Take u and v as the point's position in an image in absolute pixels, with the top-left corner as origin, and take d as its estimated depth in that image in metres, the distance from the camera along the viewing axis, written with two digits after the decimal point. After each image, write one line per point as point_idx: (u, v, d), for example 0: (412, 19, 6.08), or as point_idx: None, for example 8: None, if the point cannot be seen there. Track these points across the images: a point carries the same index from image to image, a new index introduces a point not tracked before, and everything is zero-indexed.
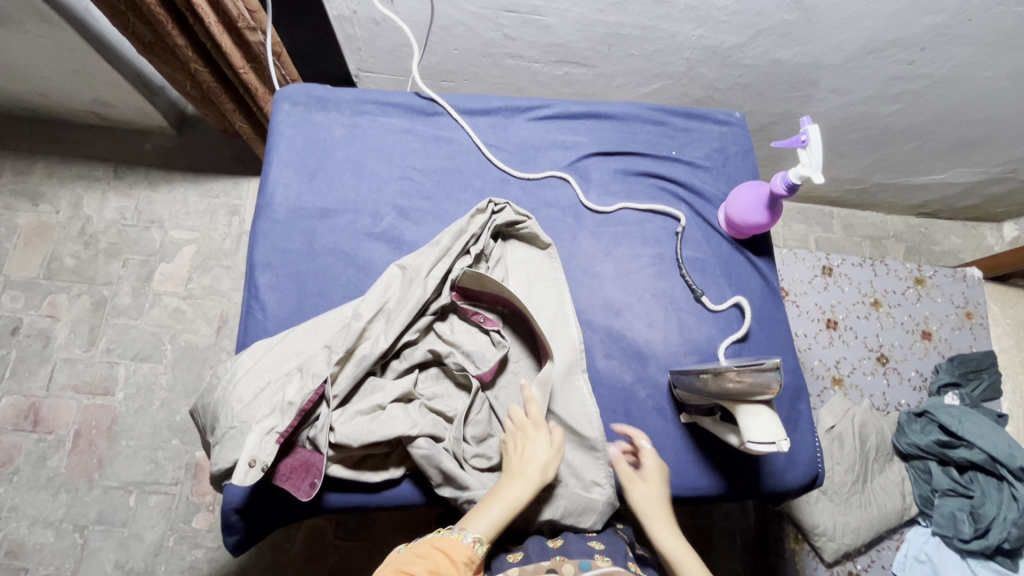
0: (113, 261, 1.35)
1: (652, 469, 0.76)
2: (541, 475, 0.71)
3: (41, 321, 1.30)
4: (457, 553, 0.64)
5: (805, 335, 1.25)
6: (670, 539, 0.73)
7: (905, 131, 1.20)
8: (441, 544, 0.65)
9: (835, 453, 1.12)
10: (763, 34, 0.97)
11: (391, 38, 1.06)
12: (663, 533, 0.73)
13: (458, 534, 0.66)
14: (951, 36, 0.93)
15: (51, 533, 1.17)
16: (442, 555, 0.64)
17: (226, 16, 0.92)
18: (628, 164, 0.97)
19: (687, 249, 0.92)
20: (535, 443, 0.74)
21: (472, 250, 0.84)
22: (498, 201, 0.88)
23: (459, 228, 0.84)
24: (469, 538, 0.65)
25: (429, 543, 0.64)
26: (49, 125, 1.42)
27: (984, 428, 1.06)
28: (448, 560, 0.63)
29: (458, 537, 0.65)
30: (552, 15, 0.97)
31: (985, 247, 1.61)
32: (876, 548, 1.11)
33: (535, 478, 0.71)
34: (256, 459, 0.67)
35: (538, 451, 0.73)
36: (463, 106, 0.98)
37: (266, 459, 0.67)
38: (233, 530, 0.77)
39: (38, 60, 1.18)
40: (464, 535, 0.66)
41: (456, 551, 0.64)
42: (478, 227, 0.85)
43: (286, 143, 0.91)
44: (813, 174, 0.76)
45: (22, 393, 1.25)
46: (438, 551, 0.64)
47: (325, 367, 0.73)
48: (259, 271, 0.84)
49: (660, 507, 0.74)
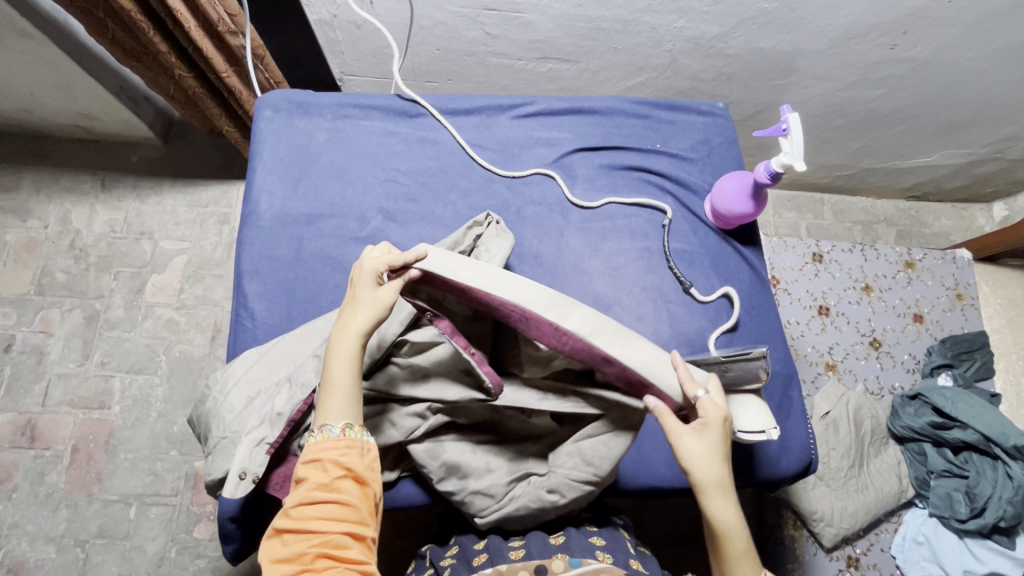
0: (104, 274, 1.34)
1: (727, 423, 0.63)
2: (366, 321, 0.62)
3: (34, 337, 1.30)
4: (332, 451, 0.59)
5: (798, 323, 1.25)
6: (725, 510, 0.61)
7: (890, 115, 1.20)
8: (313, 454, 0.59)
9: (830, 439, 1.13)
10: (744, 24, 0.97)
11: (373, 40, 1.06)
12: (717, 503, 0.61)
13: (323, 433, 0.60)
14: (932, 19, 0.94)
15: (52, 549, 1.17)
16: (317, 466, 0.58)
17: (207, 21, 0.92)
18: (613, 158, 0.97)
19: (674, 241, 0.93)
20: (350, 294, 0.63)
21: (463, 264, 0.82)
22: (497, 220, 0.85)
23: (452, 240, 0.81)
24: (336, 431, 0.60)
25: (303, 463, 0.59)
26: (35, 140, 1.41)
27: (977, 408, 1.07)
28: (328, 461, 0.58)
29: (324, 436, 0.60)
30: (532, 11, 0.97)
31: (976, 228, 1.61)
32: (875, 532, 1.12)
33: (362, 327, 0.62)
34: (246, 471, 0.68)
35: (359, 300, 0.63)
36: (446, 106, 0.97)
37: (256, 471, 0.68)
38: (230, 539, 0.78)
39: (20, 75, 1.18)
40: (329, 430, 0.60)
41: (328, 450, 0.59)
42: (472, 241, 0.82)
43: (269, 150, 0.91)
44: (795, 162, 0.78)
45: (17, 411, 1.25)
46: (314, 463, 0.58)
47: (314, 377, 0.72)
48: (246, 279, 0.85)
49: (718, 467, 0.62)
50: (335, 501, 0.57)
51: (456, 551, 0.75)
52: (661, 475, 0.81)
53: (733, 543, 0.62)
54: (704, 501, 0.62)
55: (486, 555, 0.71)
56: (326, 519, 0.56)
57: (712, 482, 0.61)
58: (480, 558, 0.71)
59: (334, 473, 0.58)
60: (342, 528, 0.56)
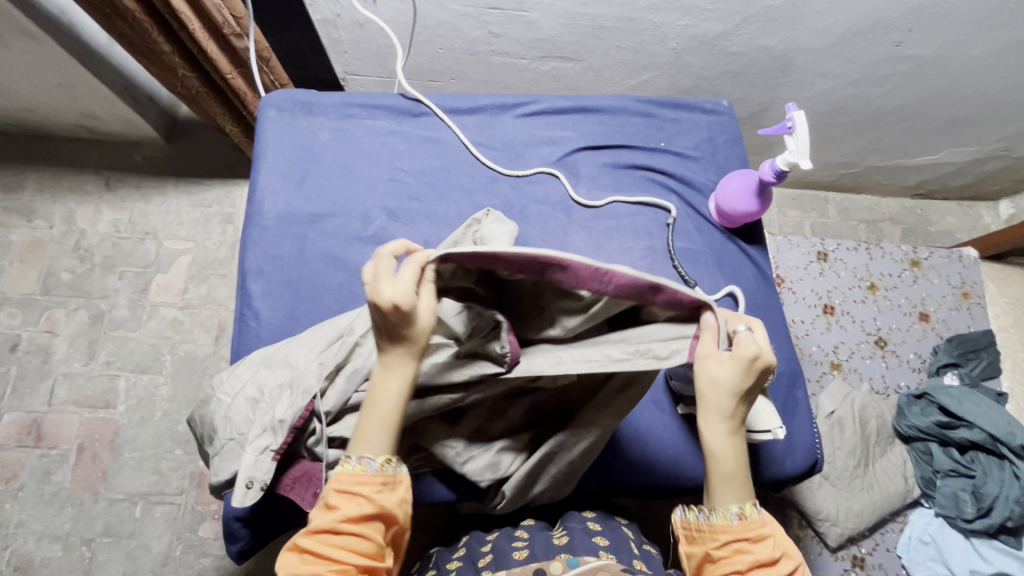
0: (109, 274, 1.35)
1: (758, 362, 0.56)
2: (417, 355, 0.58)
3: (39, 337, 1.30)
4: (366, 486, 0.57)
5: (803, 322, 1.24)
6: (716, 433, 0.59)
7: (896, 113, 1.19)
8: (345, 483, 0.58)
9: (835, 439, 1.12)
10: (748, 22, 0.97)
11: (376, 40, 1.06)
12: (713, 426, 0.59)
13: (361, 464, 0.58)
14: (937, 16, 0.93)
15: (58, 547, 1.18)
16: (349, 498, 0.57)
17: (212, 23, 0.92)
18: (617, 157, 0.97)
19: (678, 240, 0.92)
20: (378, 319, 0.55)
21: None
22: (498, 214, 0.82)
23: (452, 239, 0.78)
24: (375, 466, 0.58)
25: (335, 489, 0.57)
26: (39, 141, 1.41)
27: (984, 407, 1.06)
28: (360, 496, 0.57)
29: (361, 468, 0.58)
30: (536, 10, 0.97)
31: (982, 226, 1.60)
32: (880, 531, 1.12)
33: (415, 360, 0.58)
34: (253, 479, 0.68)
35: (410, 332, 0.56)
36: (449, 105, 0.97)
37: (263, 479, 0.69)
38: (236, 538, 0.78)
39: (23, 75, 1.18)
40: (368, 464, 0.58)
41: (364, 485, 0.57)
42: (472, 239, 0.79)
43: (272, 149, 0.91)
44: (801, 160, 0.77)
45: (24, 410, 1.26)
46: (345, 494, 0.57)
47: (315, 382, 0.70)
48: (250, 278, 0.85)
49: (725, 396, 0.58)
50: (362, 536, 0.57)
51: (463, 552, 0.75)
52: (665, 475, 0.82)
53: (719, 468, 0.60)
54: (702, 419, 0.60)
55: (491, 557, 0.71)
56: (350, 550, 0.56)
57: (720, 407, 0.58)
58: (485, 559, 0.71)
59: (364, 509, 0.57)
60: (358, 564, 0.57)
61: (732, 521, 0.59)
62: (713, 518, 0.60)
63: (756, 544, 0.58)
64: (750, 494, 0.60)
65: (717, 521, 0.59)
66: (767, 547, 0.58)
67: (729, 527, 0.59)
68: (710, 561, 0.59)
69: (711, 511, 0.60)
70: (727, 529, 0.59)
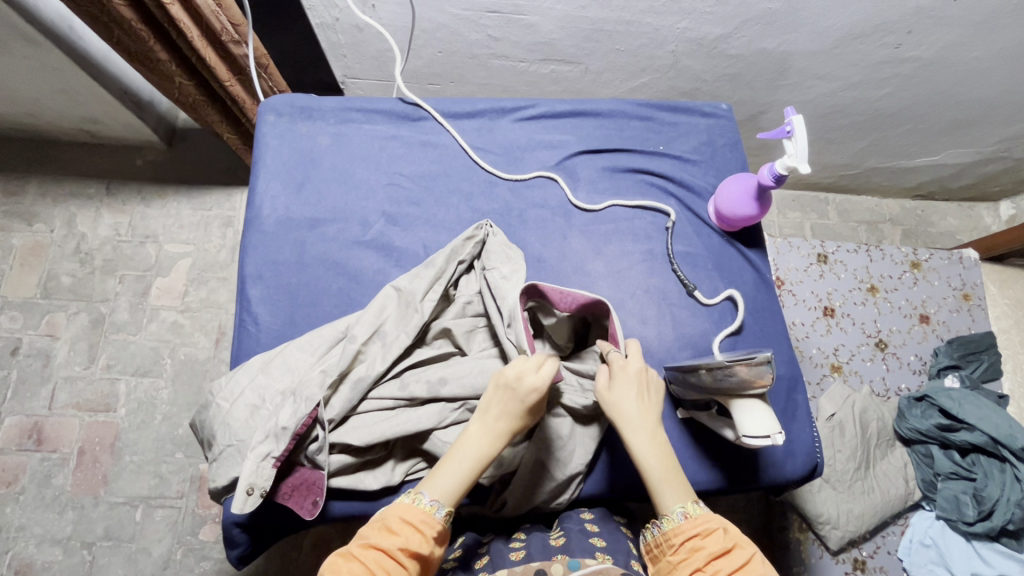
0: (109, 277, 1.35)
1: (626, 372, 0.69)
2: (499, 429, 0.63)
3: (40, 340, 1.30)
4: (428, 528, 0.60)
5: (802, 324, 1.25)
6: (641, 443, 0.66)
7: (896, 115, 1.19)
8: (410, 516, 0.60)
9: (836, 441, 1.12)
10: (747, 24, 0.97)
11: (375, 44, 1.06)
12: (636, 436, 0.66)
13: (431, 506, 0.61)
14: (937, 18, 0.93)
15: (59, 551, 1.18)
16: (412, 530, 0.59)
17: (210, 31, 0.91)
18: (616, 160, 0.97)
19: (677, 243, 0.92)
20: (525, 389, 0.63)
21: (475, 264, 0.85)
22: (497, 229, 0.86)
23: (452, 249, 0.83)
24: (442, 512, 0.61)
25: (401, 517, 0.60)
26: (40, 145, 1.42)
27: (984, 410, 1.06)
28: (420, 535, 0.59)
29: (429, 509, 0.61)
30: (535, 13, 0.97)
31: (982, 227, 1.60)
32: (881, 534, 1.11)
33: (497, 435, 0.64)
34: (254, 486, 0.69)
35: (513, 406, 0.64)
36: (448, 110, 0.97)
37: (263, 485, 0.69)
38: (236, 544, 0.78)
39: (23, 79, 1.18)
40: (437, 509, 0.61)
41: (427, 525, 0.60)
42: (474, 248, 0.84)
43: (272, 154, 0.92)
44: (800, 165, 0.77)
45: (25, 413, 1.26)
46: (409, 526, 0.59)
47: (319, 391, 0.72)
48: (249, 284, 0.85)
49: (629, 406, 0.67)
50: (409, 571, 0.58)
51: (459, 553, 0.75)
52: None
53: (652, 475, 0.66)
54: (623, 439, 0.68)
55: (488, 558, 0.72)
56: None
57: (629, 417, 0.67)
58: (481, 561, 0.72)
59: (420, 549, 0.59)
60: None
61: (679, 521, 0.63)
62: (664, 526, 0.64)
63: (707, 538, 0.61)
64: (688, 493, 0.66)
65: (667, 528, 0.64)
66: (719, 539, 0.61)
67: (679, 529, 0.63)
68: (672, 569, 0.62)
69: (662, 521, 0.65)
70: (677, 531, 0.63)
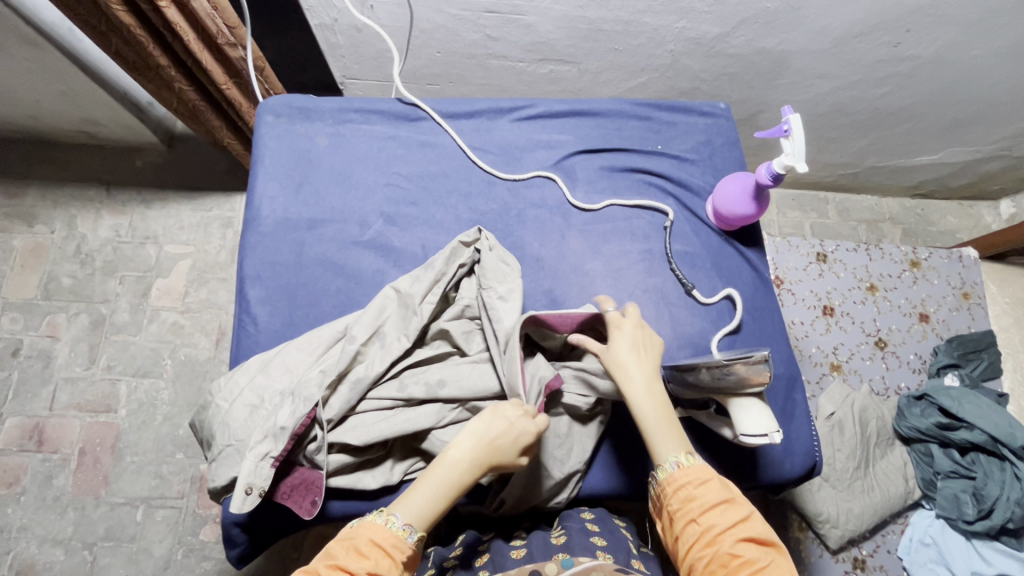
0: (110, 278, 1.35)
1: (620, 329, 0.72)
2: (480, 462, 0.64)
3: (41, 341, 1.31)
4: (397, 553, 0.60)
5: (802, 323, 1.24)
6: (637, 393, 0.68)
7: (895, 113, 1.19)
8: (380, 539, 0.60)
9: (835, 440, 1.12)
10: (746, 23, 0.97)
11: (374, 44, 1.06)
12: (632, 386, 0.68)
13: (403, 530, 0.60)
14: (936, 16, 0.93)
15: (60, 552, 1.18)
16: (380, 551, 0.59)
17: (205, 33, 0.91)
18: (614, 160, 0.97)
19: (676, 243, 0.92)
20: (521, 429, 0.66)
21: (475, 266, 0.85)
22: (489, 236, 0.85)
23: (452, 250, 0.83)
24: (412, 537, 0.61)
25: (370, 540, 0.59)
26: (40, 147, 1.42)
27: (985, 409, 1.06)
28: (389, 560, 0.59)
29: (402, 534, 0.60)
30: (533, 14, 0.97)
31: (983, 225, 1.60)
32: (881, 533, 1.12)
33: (475, 468, 0.64)
34: (252, 485, 0.69)
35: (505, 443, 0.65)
36: (447, 110, 0.98)
37: (262, 485, 0.69)
38: (236, 543, 0.78)
39: (23, 81, 1.18)
40: (408, 533, 0.61)
41: (396, 550, 0.60)
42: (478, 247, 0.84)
43: (271, 155, 0.92)
44: (798, 164, 0.77)
45: (25, 414, 1.26)
46: (378, 550, 0.59)
47: (317, 391, 0.72)
48: (248, 284, 0.85)
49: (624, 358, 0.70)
50: None
51: (459, 552, 0.75)
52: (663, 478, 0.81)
53: (648, 423, 0.67)
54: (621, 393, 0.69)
55: (488, 556, 0.72)
56: None
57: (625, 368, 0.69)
58: (481, 558, 0.72)
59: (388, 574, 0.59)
60: None
61: (672, 470, 0.64)
62: (659, 476, 0.65)
63: (700, 488, 0.62)
64: (685, 445, 0.66)
65: (662, 478, 0.65)
66: (712, 490, 0.62)
67: (673, 477, 0.64)
68: (669, 518, 0.63)
69: (657, 471, 0.66)
70: (670, 481, 0.64)
